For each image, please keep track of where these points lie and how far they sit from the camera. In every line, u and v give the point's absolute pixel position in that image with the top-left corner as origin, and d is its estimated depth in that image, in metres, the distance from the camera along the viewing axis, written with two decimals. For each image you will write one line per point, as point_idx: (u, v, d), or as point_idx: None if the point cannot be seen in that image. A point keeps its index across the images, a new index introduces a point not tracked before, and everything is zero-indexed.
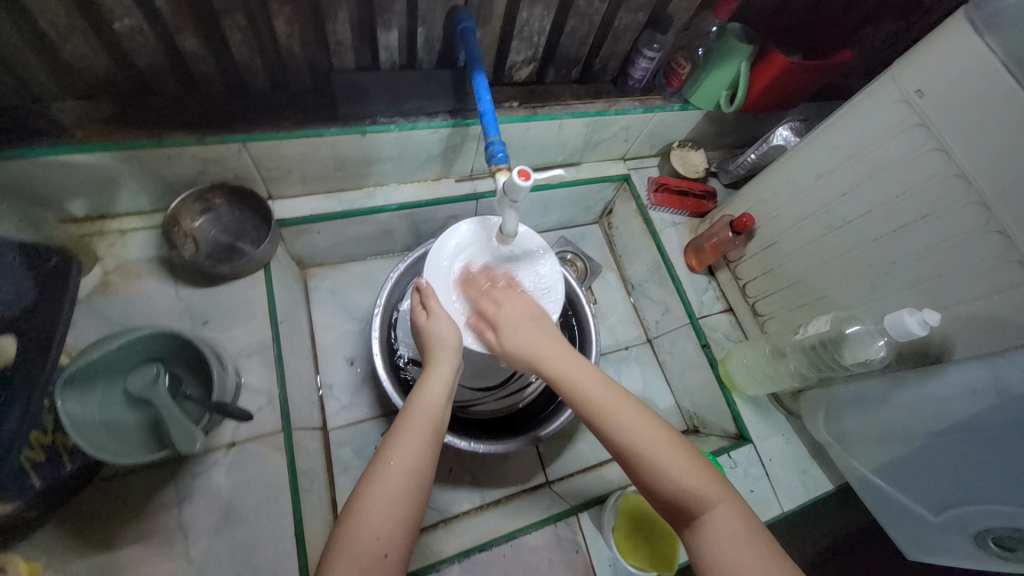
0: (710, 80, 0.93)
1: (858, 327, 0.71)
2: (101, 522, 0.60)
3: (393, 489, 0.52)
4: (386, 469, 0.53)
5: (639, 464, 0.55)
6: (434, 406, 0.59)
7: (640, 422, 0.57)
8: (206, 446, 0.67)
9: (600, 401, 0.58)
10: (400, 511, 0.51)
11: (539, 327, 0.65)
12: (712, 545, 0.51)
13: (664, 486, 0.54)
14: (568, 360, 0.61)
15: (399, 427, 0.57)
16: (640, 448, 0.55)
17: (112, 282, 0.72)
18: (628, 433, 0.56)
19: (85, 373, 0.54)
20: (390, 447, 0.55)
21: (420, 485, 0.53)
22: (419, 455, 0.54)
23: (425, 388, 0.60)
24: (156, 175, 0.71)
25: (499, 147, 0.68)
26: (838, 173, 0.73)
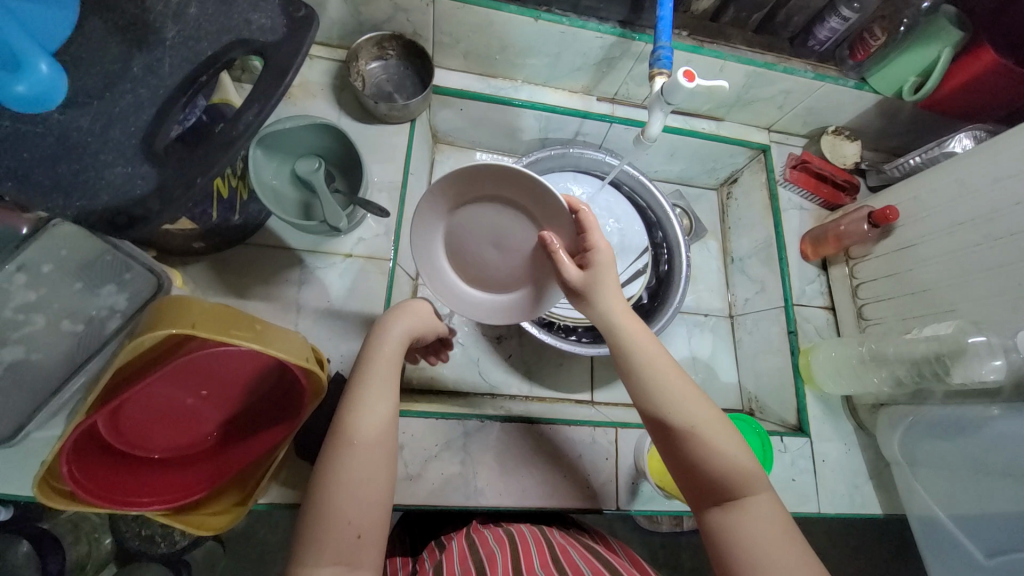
0: (901, 62, 0.85)
1: (982, 339, 0.65)
2: (237, 274, 0.73)
3: (359, 466, 0.55)
4: (347, 442, 0.56)
5: (686, 441, 0.58)
6: (387, 375, 0.61)
7: (693, 401, 0.59)
8: (328, 248, 0.77)
9: (656, 384, 0.60)
10: (371, 487, 0.55)
11: (613, 292, 0.65)
12: (743, 527, 0.54)
13: (708, 466, 0.57)
14: (637, 333, 0.64)
15: (353, 398, 0.58)
16: (691, 427, 0.58)
17: (294, 94, 0.83)
18: (683, 407, 0.59)
19: (268, 140, 0.65)
20: (352, 419, 0.57)
21: (387, 458, 0.57)
22: (382, 425, 0.58)
23: (379, 358, 0.62)
24: (354, 11, 0.80)
25: (666, 53, 0.69)
26: (1020, 178, 0.66)
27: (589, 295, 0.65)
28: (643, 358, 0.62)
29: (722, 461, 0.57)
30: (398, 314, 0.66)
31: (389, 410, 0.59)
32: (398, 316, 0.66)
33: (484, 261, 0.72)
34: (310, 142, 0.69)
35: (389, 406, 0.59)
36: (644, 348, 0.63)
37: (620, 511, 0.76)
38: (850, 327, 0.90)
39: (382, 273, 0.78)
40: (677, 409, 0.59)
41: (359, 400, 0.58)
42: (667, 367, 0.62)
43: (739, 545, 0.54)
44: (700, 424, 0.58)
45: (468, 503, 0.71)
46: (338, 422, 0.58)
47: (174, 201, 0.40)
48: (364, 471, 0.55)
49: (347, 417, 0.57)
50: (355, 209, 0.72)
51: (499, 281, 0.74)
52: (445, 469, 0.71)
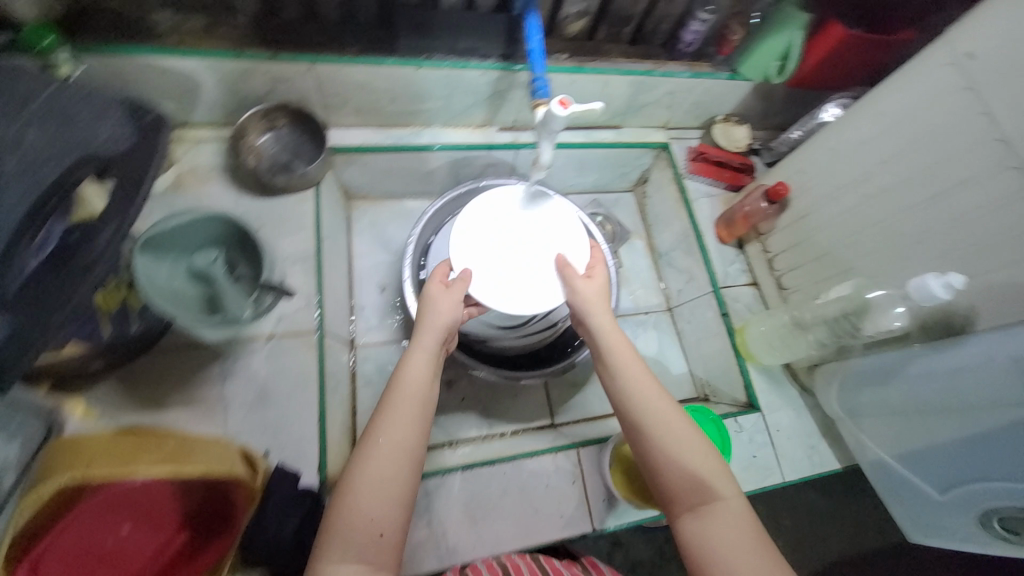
0: (760, 50, 0.93)
1: (880, 293, 0.72)
2: (152, 385, 0.69)
3: (383, 464, 0.58)
4: (374, 446, 0.59)
5: (659, 444, 0.61)
6: (417, 386, 0.63)
7: (665, 405, 0.63)
8: (248, 335, 0.74)
9: (635, 382, 0.65)
10: (389, 493, 0.57)
11: (600, 306, 0.71)
12: (712, 531, 0.56)
13: (676, 468, 0.59)
14: (616, 339, 0.68)
15: (385, 407, 0.62)
16: (662, 433, 0.61)
17: (184, 183, 0.80)
18: (656, 412, 0.62)
19: (154, 245, 0.61)
20: (382, 429, 0.60)
21: (410, 466, 0.59)
22: (407, 431, 0.60)
23: (409, 366, 0.65)
24: (231, 90, 0.79)
25: (542, 83, 0.72)
26: (880, 140, 0.72)
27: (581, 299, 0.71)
28: (625, 360, 0.66)
29: (688, 464, 0.59)
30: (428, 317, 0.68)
31: (417, 421, 0.62)
32: (426, 327, 0.68)
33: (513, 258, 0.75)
34: (202, 234, 0.67)
35: (416, 415, 0.62)
36: (624, 352, 0.67)
37: (598, 531, 0.76)
38: (774, 298, 0.95)
39: (311, 348, 0.76)
40: (656, 404, 0.63)
41: (391, 405, 0.62)
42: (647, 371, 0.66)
43: (708, 549, 0.55)
44: (673, 421, 0.62)
45: (443, 565, 0.69)
46: (371, 428, 0.61)
47: (34, 346, 0.38)
48: (392, 471, 0.57)
49: (378, 426, 0.61)
50: (263, 295, 0.68)
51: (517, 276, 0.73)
52: (413, 536, 0.69)
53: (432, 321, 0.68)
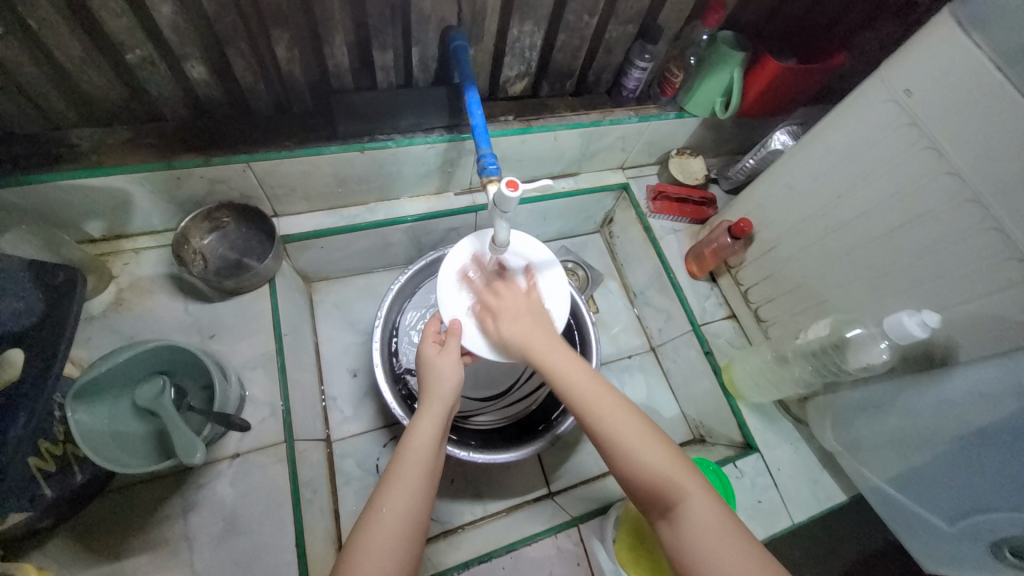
0: (705, 87, 0.92)
1: (859, 331, 0.70)
2: (106, 534, 0.62)
3: (387, 534, 0.55)
4: (380, 516, 0.56)
5: (622, 456, 0.57)
6: (425, 450, 0.62)
7: (619, 413, 0.59)
8: (211, 458, 0.69)
9: (570, 388, 0.61)
10: (395, 562, 0.54)
11: (534, 331, 0.65)
12: (687, 537, 0.52)
13: (641, 475, 0.56)
14: (560, 361, 0.62)
15: (392, 472, 0.59)
16: (621, 445, 0.57)
17: (126, 298, 0.76)
18: (611, 425, 0.58)
19: (92, 389, 0.58)
20: (385, 495, 0.57)
21: (415, 532, 0.56)
22: (411, 499, 0.57)
23: (414, 436, 0.63)
24: (168, 197, 0.75)
25: (490, 160, 0.69)
26: (831, 175, 0.72)
27: (510, 333, 0.65)
28: (552, 370, 0.62)
29: (653, 469, 0.55)
30: (430, 386, 0.67)
31: (425, 488, 0.59)
32: (433, 393, 0.66)
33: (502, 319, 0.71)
34: (147, 364, 0.62)
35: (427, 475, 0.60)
36: (552, 358, 0.63)
37: None
38: (755, 330, 0.94)
39: (280, 460, 0.70)
40: (598, 406, 0.59)
41: (395, 472, 0.59)
42: (584, 371, 0.62)
43: (686, 557, 0.52)
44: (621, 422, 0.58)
45: None
46: (374, 497, 0.58)
47: None
48: (395, 540, 0.55)
49: (383, 494, 0.58)
50: (214, 427, 0.65)
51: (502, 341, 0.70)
52: None
53: (438, 387, 0.66)
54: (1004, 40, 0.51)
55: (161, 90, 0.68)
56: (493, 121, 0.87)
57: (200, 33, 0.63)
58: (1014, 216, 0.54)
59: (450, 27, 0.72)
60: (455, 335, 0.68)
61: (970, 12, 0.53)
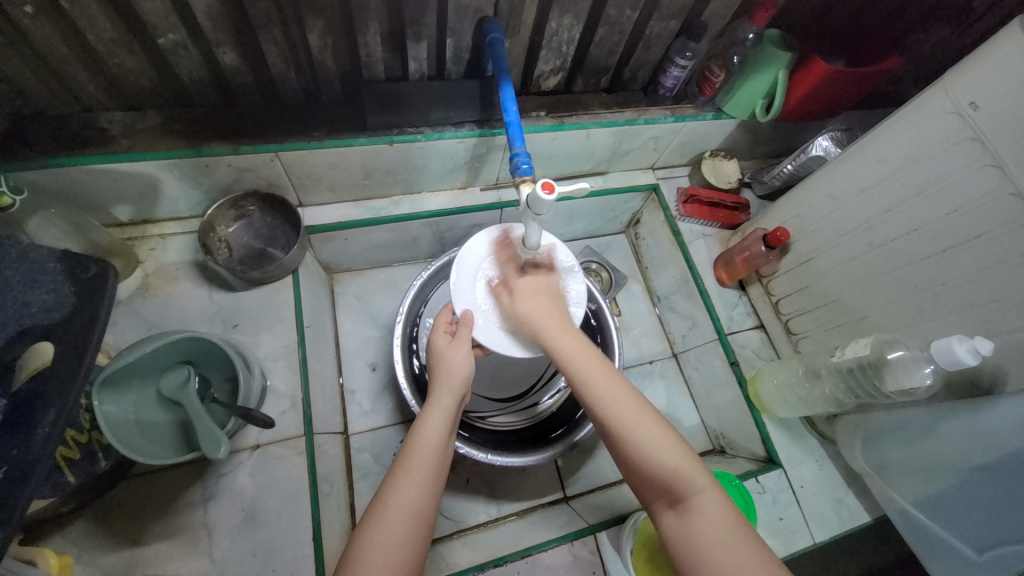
0: (745, 88, 0.88)
1: (902, 352, 0.67)
2: (129, 519, 0.63)
3: (392, 529, 0.53)
4: (386, 510, 0.55)
5: (629, 443, 0.55)
6: (434, 446, 0.60)
7: (629, 402, 0.57)
8: (231, 448, 0.69)
9: (581, 373, 0.60)
10: (400, 553, 0.53)
11: (546, 314, 0.65)
12: (693, 532, 0.51)
13: (648, 468, 0.54)
14: (571, 346, 0.61)
15: (400, 466, 0.58)
16: (632, 434, 0.55)
17: (152, 284, 0.76)
18: (619, 412, 0.57)
19: (118, 376, 0.58)
20: (393, 490, 0.56)
21: (421, 529, 0.55)
22: (420, 496, 0.56)
23: (424, 429, 0.61)
24: (195, 184, 0.74)
25: (524, 159, 0.67)
26: (881, 189, 0.69)
27: (527, 309, 0.65)
28: (564, 351, 0.61)
29: (660, 463, 0.54)
30: (443, 376, 0.65)
31: (432, 483, 0.58)
32: (443, 385, 0.64)
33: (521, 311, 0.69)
34: (173, 354, 0.62)
35: (432, 470, 0.58)
36: (564, 344, 0.62)
37: None
38: (784, 343, 0.92)
39: (300, 453, 0.70)
40: (609, 394, 0.58)
41: (403, 467, 0.58)
42: (597, 357, 0.61)
43: (691, 551, 0.50)
44: (633, 417, 0.56)
45: None
46: (381, 491, 0.57)
47: None
48: (403, 535, 0.53)
49: (391, 488, 0.57)
50: (236, 420, 0.65)
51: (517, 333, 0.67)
52: None
53: (449, 377, 0.64)
54: None
55: (192, 75, 0.67)
56: (525, 117, 0.85)
57: (233, 18, 0.61)
58: None
59: (487, 17, 0.70)
60: (467, 326, 0.66)
61: None
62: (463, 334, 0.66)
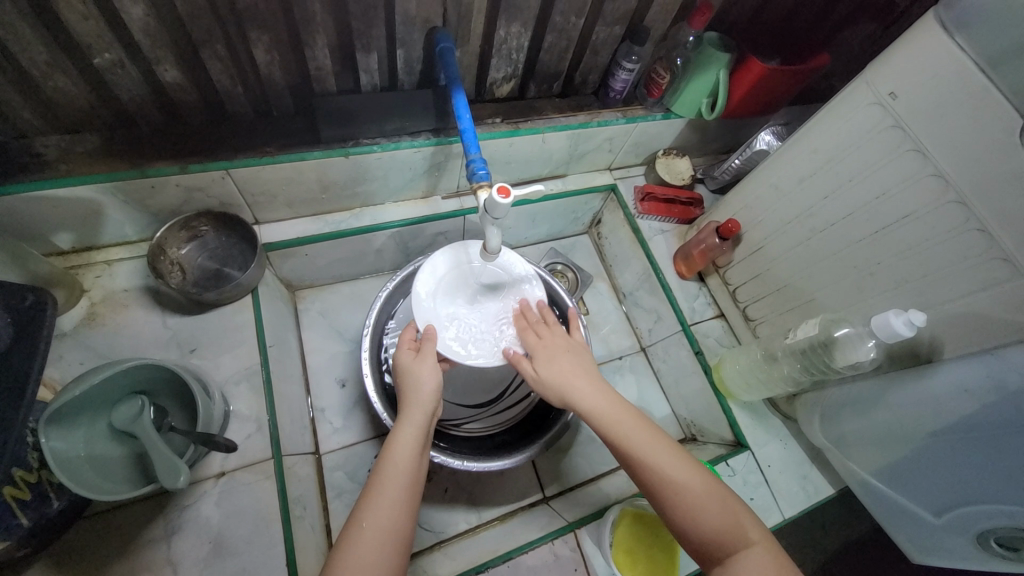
0: (690, 89, 0.92)
1: (847, 329, 0.71)
2: (84, 564, 0.59)
3: (365, 549, 0.52)
4: (359, 532, 0.54)
5: (672, 502, 0.55)
6: (407, 464, 0.59)
7: (660, 450, 0.58)
8: (193, 478, 0.66)
9: (608, 424, 0.61)
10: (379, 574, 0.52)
11: (578, 374, 0.64)
12: None
13: (691, 519, 0.54)
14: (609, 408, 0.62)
15: (373, 487, 0.57)
16: (667, 483, 0.56)
17: (99, 313, 0.73)
18: (663, 471, 0.57)
19: (66, 411, 0.55)
20: (367, 511, 0.56)
21: (399, 552, 0.54)
22: (397, 516, 0.55)
23: (397, 445, 0.60)
24: (141, 207, 0.72)
25: (479, 164, 0.68)
26: (817, 178, 0.73)
27: (556, 370, 0.64)
28: (587, 406, 0.62)
29: (703, 513, 0.54)
30: (410, 392, 0.64)
31: (406, 503, 0.57)
32: (411, 401, 0.64)
33: (473, 320, 0.72)
34: (123, 384, 0.59)
35: (404, 492, 0.57)
36: (588, 401, 0.62)
37: None
38: (743, 330, 0.96)
39: (268, 477, 0.68)
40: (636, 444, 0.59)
41: (377, 486, 0.57)
42: (622, 405, 0.62)
43: None
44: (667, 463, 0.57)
45: None
46: (355, 511, 0.56)
47: None
48: (377, 556, 0.52)
49: (364, 509, 0.56)
50: (197, 448, 0.63)
51: (466, 340, 0.70)
52: None
53: (417, 395, 0.64)
54: (988, 43, 0.52)
55: (132, 94, 0.65)
56: (481, 124, 0.86)
57: (174, 35, 0.60)
58: (997, 216, 0.55)
59: (436, 28, 0.71)
60: (431, 338, 0.67)
61: (954, 14, 0.54)
62: (427, 347, 0.67)
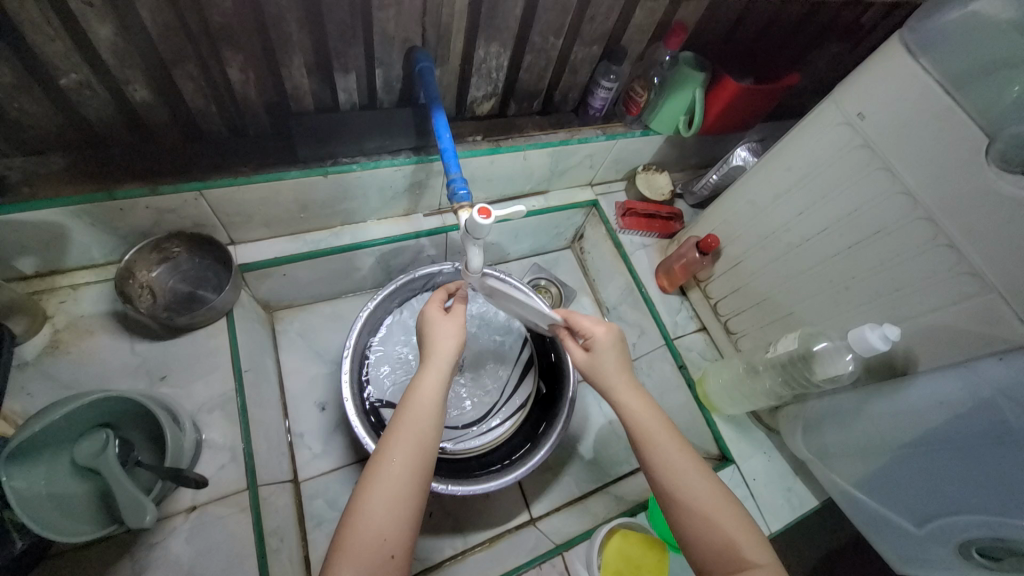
0: (667, 107, 0.94)
1: (826, 344, 0.72)
2: None
3: (391, 487, 0.52)
4: (387, 469, 0.53)
5: (688, 503, 0.56)
6: (433, 407, 0.58)
7: (683, 455, 0.59)
8: (162, 514, 0.63)
9: (638, 419, 0.62)
10: (397, 514, 0.51)
11: (616, 370, 0.66)
12: None
13: (705, 528, 0.54)
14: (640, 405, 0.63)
15: (401, 426, 0.56)
16: (686, 487, 0.56)
17: (63, 341, 0.70)
18: (682, 477, 0.57)
19: (25, 447, 0.52)
20: (393, 444, 0.55)
21: (420, 490, 0.53)
22: (422, 455, 0.55)
23: (424, 389, 0.59)
24: (109, 229, 0.69)
25: (460, 184, 0.67)
26: (792, 194, 0.75)
27: (598, 365, 0.67)
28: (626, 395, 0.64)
29: (718, 518, 0.54)
30: (437, 342, 0.64)
31: (429, 443, 0.56)
32: (438, 350, 0.63)
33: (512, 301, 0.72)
34: (88, 418, 0.57)
35: (432, 429, 0.57)
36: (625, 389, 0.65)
37: None
38: (725, 343, 0.97)
39: (243, 509, 0.65)
40: (665, 442, 0.59)
41: (404, 421, 0.56)
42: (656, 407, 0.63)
43: None
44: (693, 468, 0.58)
45: None
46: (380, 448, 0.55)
47: None
48: (396, 495, 0.52)
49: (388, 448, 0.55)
50: (167, 483, 0.60)
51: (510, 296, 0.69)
52: None
53: (442, 345, 0.64)
54: (952, 64, 0.54)
55: (100, 115, 0.63)
56: (462, 142, 0.86)
57: (145, 55, 0.58)
58: (965, 233, 0.57)
59: (415, 47, 0.71)
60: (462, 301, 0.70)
61: (919, 38, 0.56)
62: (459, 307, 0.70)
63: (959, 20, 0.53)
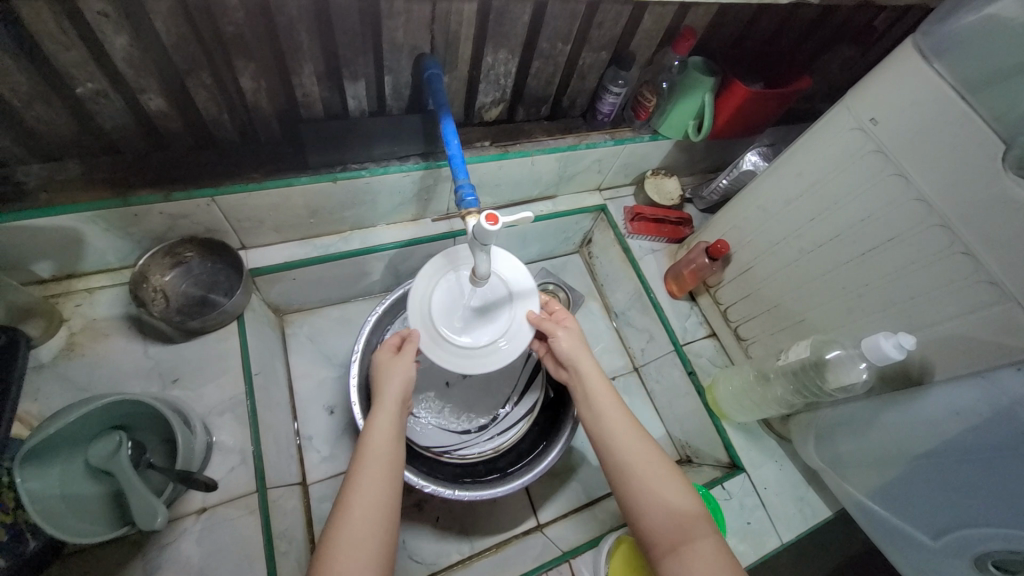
0: (676, 111, 0.93)
1: (839, 352, 0.71)
2: None
3: (357, 521, 0.53)
4: (351, 505, 0.54)
5: (637, 484, 0.59)
6: (387, 446, 0.59)
7: (633, 440, 0.62)
8: (173, 516, 0.64)
9: (598, 403, 0.66)
10: (367, 550, 0.51)
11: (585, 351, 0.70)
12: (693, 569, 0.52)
13: (653, 507, 0.57)
14: (600, 387, 0.66)
15: (358, 464, 0.57)
16: (635, 472, 0.59)
17: (78, 344, 0.71)
18: (628, 457, 0.61)
19: (40, 449, 0.53)
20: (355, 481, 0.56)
21: (389, 526, 0.54)
22: (382, 488, 0.56)
23: (375, 429, 0.61)
24: (124, 234, 0.71)
25: (467, 190, 0.67)
26: (803, 200, 0.74)
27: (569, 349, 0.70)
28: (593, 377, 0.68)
29: (667, 503, 0.57)
30: (385, 389, 0.64)
31: (389, 477, 0.57)
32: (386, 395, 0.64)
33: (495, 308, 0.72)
34: (101, 420, 0.58)
35: (390, 464, 0.58)
36: (593, 367, 0.69)
37: None
38: (735, 349, 0.96)
39: (251, 512, 0.66)
40: (617, 432, 0.63)
41: (361, 459, 0.58)
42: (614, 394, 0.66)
43: None
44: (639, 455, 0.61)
45: None
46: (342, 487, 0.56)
47: None
48: (364, 530, 0.52)
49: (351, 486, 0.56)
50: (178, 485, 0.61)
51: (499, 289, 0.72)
52: None
53: (390, 393, 0.64)
54: (967, 68, 0.53)
55: (116, 123, 0.64)
56: (470, 148, 0.86)
57: (160, 64, 0.60)
58: (983, 241, 0.55)
59: (423, 55, 0.71)
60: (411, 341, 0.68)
61: (932, 42, 0.56)
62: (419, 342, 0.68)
63: (974, 23, 0.53)
